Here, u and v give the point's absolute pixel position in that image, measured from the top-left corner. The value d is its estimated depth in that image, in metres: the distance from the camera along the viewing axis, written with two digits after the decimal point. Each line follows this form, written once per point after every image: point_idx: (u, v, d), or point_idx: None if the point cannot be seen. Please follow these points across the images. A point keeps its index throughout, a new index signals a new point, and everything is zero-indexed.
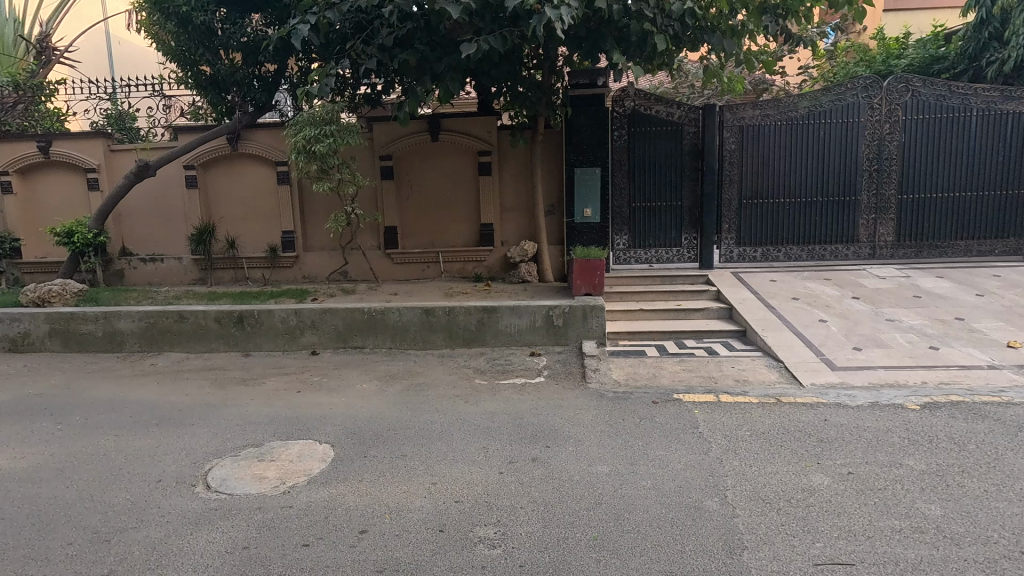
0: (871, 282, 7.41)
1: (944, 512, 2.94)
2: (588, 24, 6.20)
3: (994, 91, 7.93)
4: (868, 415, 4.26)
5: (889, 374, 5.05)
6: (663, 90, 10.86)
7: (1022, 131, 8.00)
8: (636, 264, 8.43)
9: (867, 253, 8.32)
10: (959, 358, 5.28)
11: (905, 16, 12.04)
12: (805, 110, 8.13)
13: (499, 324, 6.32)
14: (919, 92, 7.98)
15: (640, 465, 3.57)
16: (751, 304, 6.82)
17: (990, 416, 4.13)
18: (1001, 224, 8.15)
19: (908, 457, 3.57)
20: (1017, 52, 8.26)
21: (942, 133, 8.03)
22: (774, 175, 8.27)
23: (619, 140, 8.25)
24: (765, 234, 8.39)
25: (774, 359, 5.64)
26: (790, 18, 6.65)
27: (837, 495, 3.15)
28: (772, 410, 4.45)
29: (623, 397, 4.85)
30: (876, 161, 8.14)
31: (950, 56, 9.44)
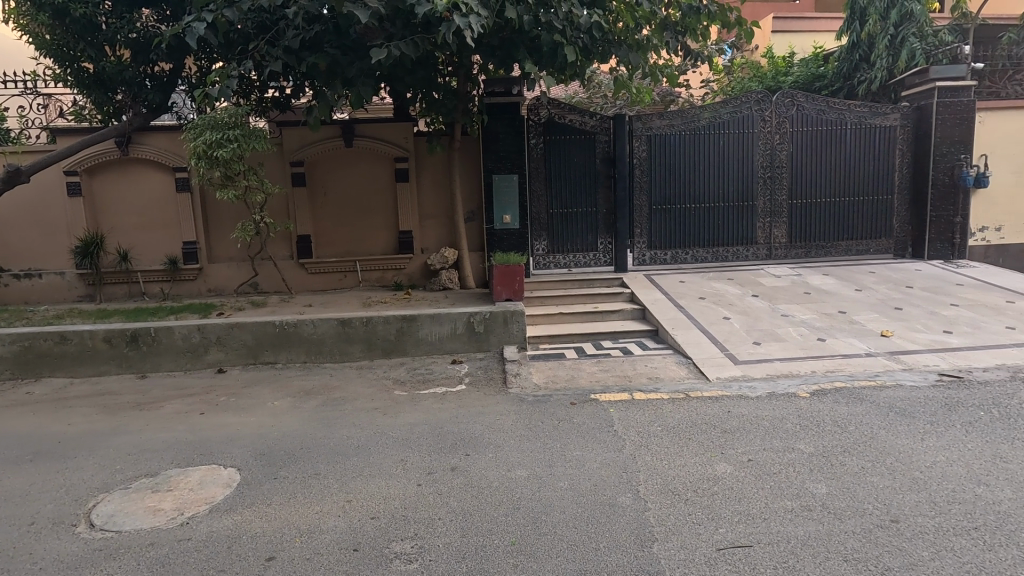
0: (768, 281, 8.02)
1: (828, 489, 3.23)
2: (500, 33, 6.30)
3: (865, 107, 8.80)
4: (766, 405, 4.59)
5: (784, 365, 5.48)
6: (577, 100, 11.24)
7: (889, 143, 8.90)
8: (556, 268, 8.64)
9: (764, 254, 8.99)
10: (843, 348, 5.83)
11: (791, 37, 13.10)
12: (706, 121, 8.69)
13: (419, 333, 6.23)
14: (802, 106, 8.75)
15: (557, 467, 3.65)
16: (662, 305, 7.17)
17: (867, 399, 4.59)
18: (876, 226, 9.05)
19: (800, 441, 3.89)
20: (881, 74, 9.32)
21: (824, 144, 8.83)
22: (680, 181, 8.76)
23: (536, 147, 8.44)
24: (674, 238, 8.86)
25: (683, 356, 5.95)
26: (689, 35, 7.04)
27: (738, 482, 3.37)
28: (681, 404, 4.69)
29: (543, 400, 4.94)
30: (769, 169, 8.83)
31: (828, 74, 10.57)
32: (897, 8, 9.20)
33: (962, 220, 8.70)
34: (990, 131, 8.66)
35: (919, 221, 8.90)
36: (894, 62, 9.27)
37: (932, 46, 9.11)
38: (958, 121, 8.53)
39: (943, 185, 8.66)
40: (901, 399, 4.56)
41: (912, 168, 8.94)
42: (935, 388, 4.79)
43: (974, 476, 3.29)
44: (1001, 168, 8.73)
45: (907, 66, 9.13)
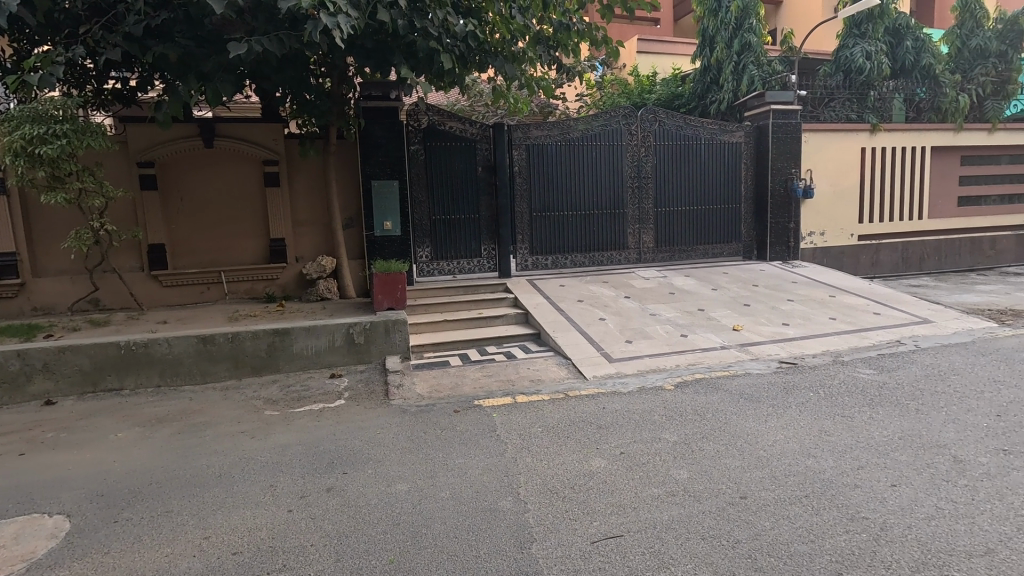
0: (639, 282, 8.62)
1: (689, 474, 3.51)
2: (375, 36, 6.14)
3: (716, 124, 9.79)
4: (637, 400, 4.90)
5: (652, 361, 5.91)
6: (459, 107, 11.36)
7: (737, 158, 9.96)
8: (440, 275, 8.62)
9: (635, 258, 9.66)
10: (702, 342, 6.42)
11: (653, 58, 14.27)
12: (580, 132, 9.14)
13: (293, 347, 5.85)
14: (663, 122, 9.53)
15: (439, 477, 3.59)
16: (543, 308, 7.39)
17: (721, 388, 5.09)
18: (728, 231, 10.09)
19: (666, 430, 4.20)
20: (727, 96, 10.52)
21: (683, 157, 9.67)
22: (558, 189, 9.14)
23: (416, 154, 8.38)
24: (554, 244, 9.22)
25: (563, 356, 6.18)
26: (561, 50, 7.29)
27: (610, 474, 3.56)
28: (561, 404, 4.86)
29: (426, 410, 4.85)
30: (637, 180, 9.51)
31: (686, 94, 11.76)
32: (739, 38, 10.43)
33: (794, 226, 9.99)
34: (813, 149, 10.03)
35: (761, 227, 10.07)
36: (738, 86, 10.46)
37: (766, 73, 10.35)
38: (789, 140, 9.79)
39: (779, 195, 9.89)
40: (749, 386, 5.10)
41: (755, 180, 10.09)
42: (775, 374, 5.43)
43: (806, 450, 3.76)
44: (823, 182, 10.14)
45: (748, 91, 10.29)
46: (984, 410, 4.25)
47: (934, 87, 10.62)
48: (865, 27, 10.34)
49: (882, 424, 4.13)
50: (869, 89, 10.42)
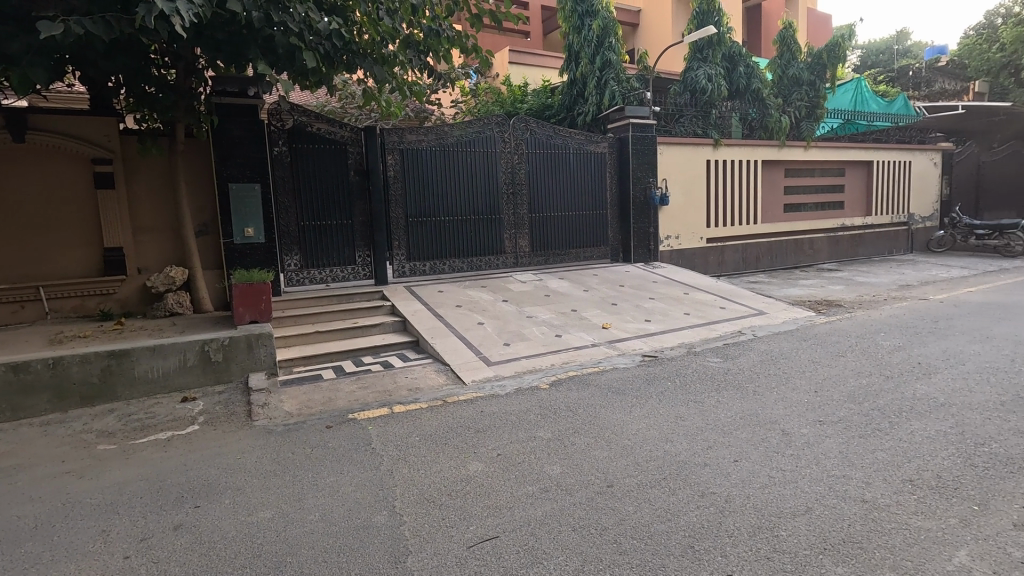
0: (516, 286, 8.85)
1: (561, 469, 3.65)
2: (226, 27, 5.63)
3: (582, 135, 10.35)
4: (513, 401, 5.00)
5: (528, 362, 6.08)
6: (329, 108, 10.91)
7: (603, 167, 10.62)
8: (311, 284, 8.17)
9: (512, 262, 9.89)
10: (574, 341, 6.74)
11: (524, 69, 14.82)
12: (455, 138, 9.19)
13: (134, 371, 5.18)
14: (534, 131, 9.89)
15: (307, 499, 3.37)
16: (422, 315, 7.29)
17: (591, 383, 5.38)
18: (596, 235, 10.71)
19: (540, 429, 4.33)
20: (592, 108, 11.25)
21: (554, 165, 10.11)
22: (435, 195, 9.10)
23: (280, 156, 7.89)
24: (431, 250, 9.16)
25: (442, 363, 6.14)
26: (432, 55, 7.16)
27: (487, 477, 3.58)
28: (439, 411, 4.82)
29: (293, 428, 4.54)
30: (512, 186, 9.76)
31: (555, 105, 12.36)
32: (600, 55, 11.09)
33: (654, 231, 10.88)
34: (668, 160, 11.00)
35: (625, 232, 10.83)
36: (601, 100, 11.18)
37: (625, 89, 11.10)
38: (647, 152, 10.65)
39: (640, 202, 10.71)
40: (616, 380, 5.44)
41: (618, 188, 10.83)
42: (639, 367, 5.85)
43: (664, 436, 4.09)
44: (677, 190, 11.17)
45: (610, 105, 11.00)
46: (805, 387, 4.93)
47: (762, 109, 12.17)
48: (706, 52, 11.55)
49: (726, 406, 4.62)
50: (711, 107, 11.68)
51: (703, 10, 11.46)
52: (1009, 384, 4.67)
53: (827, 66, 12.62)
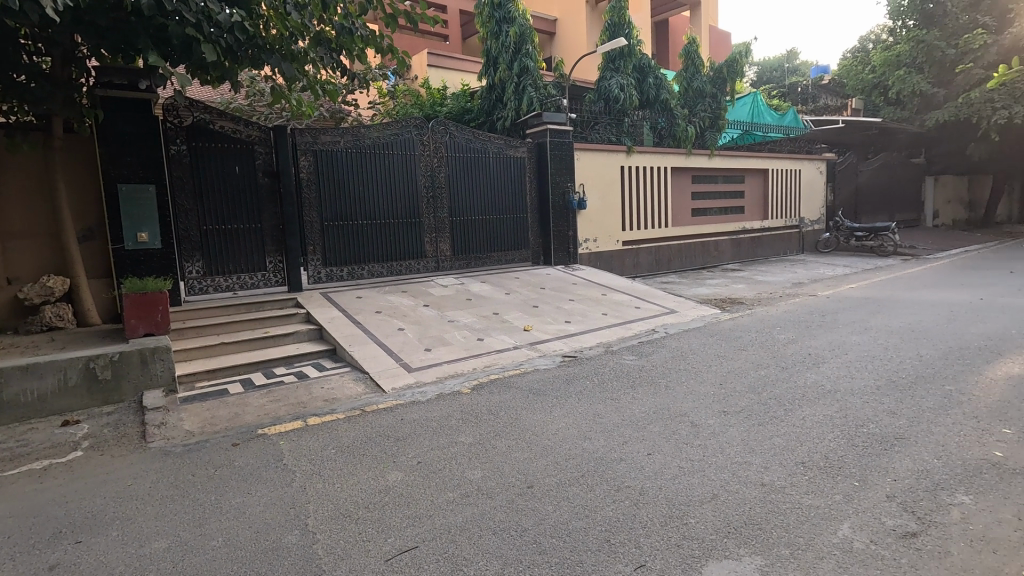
0: (437, 290, 8.76)
1: (482, 473, 3.64)
2: (110, 12, 5.12)
3: (502, 139, 10.44)
4: (434, 407, 4.93)
5: (450, 367, 6.03)
6: (235, 105, 10.31)
7: (522, 171, 10.77)
8: (216, 292, 7.65)
9: (433, 266, 9.77)
10: (496, 344, 6.76)
11: (443, 72, 14.76)
12: (371, 140, 8.98)
13: (3, 394, 4.60)
14: (454, 135, 9.85)
15: (210, 524, 3.13)
16: (339, 322, 7.02)
17: (513, 386, 5.41)
18: (517, 239, 10.82)
19: (462, 434, 4.30)
20: (511, 113, 11.41)
21: (474, 169, 10.12)
22: (351, 198, 8.83)
23: (178, 156, 7.34)
24: (348, 254, 8.88)
25: (360, 371, 5.94)
26: (346, 54, 6.88)
27: (407, 486, 3.50)
28: (356, 421, 4.65)
29: (195, 448, 4.21)
30: (432, 190, 9.66)
31: (474, 109, 12.42)
32: (518, 62, 11.24)
33: (573, 234, 11.16)
34: (584, 166, 11.33)
35: (546, 235, 11.03)
36: (519, 106, 11.35)
37: (542, 96, 11.30)
38: (564, 157, 10.92)
39: (559, 206, 10.95)
40: (537, 382, 5.51)
41: (538, 192, 11.01)
42: (559, 368, 5.97)
43: (582, 434, 4.19)
44: (593, 195, 11.54)
45: (528, 110, 11.19)
46: (711, 380, 5.24)
47: (670, 118, 12.87)
48: (618, 63, 12.04)
49: (640, 402, 4.81)
50: (624, 115, 12.18)
51: (615, 22, 11.94)
52: (882, 370, 5.22)
53: (727, 80, 13.55)
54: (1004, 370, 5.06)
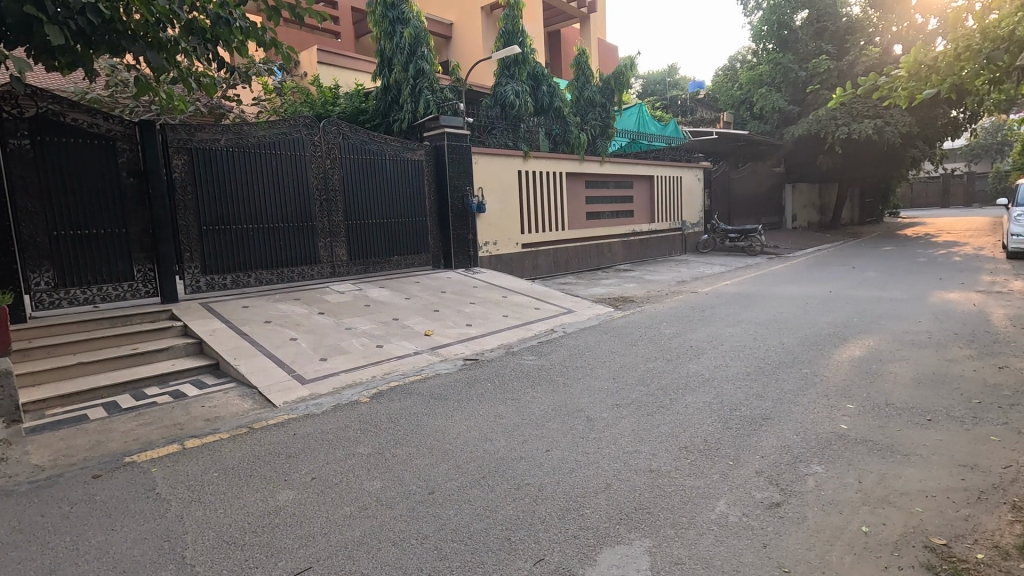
0: (333, 297, 8.39)
1: (381, 483, 3.53)
2: None
3: (398, 142, 10.24)
4: (329, 419, 4.71)
5: (347, 376, 5.80)
6: (92, 97, 9.22)
7: (420, 174, 10.64)
8: (71, 306, 6.77)
9: (328, 272, 9.35)
10: (396, 351, 6.61)
11: (334, 70, 14.22)
12: (255, 139, 8.44)
13: None
14: (347, 135, 9.50)
15: (65, 570, 2.75)
16: (222, 335, 6.49)
17: (413, 392, 5.32)
18: (417, 243, 10.66)
19: (359, 445, 4.15)
20: (407, 116, 11.24)
21: (370, 172, 9.84)
22: (233, 201, 8.24)
23: (19, 151, 6.41)
24: (232, 261, 8.27)
25: (247, 386, 5.54)
26: (223, 46, 6.28)
27: (300, 505, 3.31)
28: (242, 440, 4.33)
29: (45, 484, 3.69)
30: (325, 192, 9.25)
31: (369, 110, 12.10)
32: (413, 64, 11.06)
33: (473, 237, 11.19)
34: (483, 170, 11.44)
35: (445, 238, 10.98)
36: (416, 109, 11.22)
37: (439, 99, 11.21)
38: (462, 161, 10.94)
39: (458, 209, 10.93)
40: (439, 386, 5.47)
41: (437, 196, 10.93)
42: (461, 371, 5.97)
43: (484, 435, 4.22)
44: (492, 198, 11.67)
45: (425, 113, 11.09)
46: (605, 375, 5.50)
47: (564, 125, 13.37)
48: (513, 70, 12.30)
49: (539, 400, 4.93)
50: (520, 121, 12.46)
51: (509, 30, 12.17)
52: (752, 357, 5.79)
53: (615, 91, 14.32)
54: (848, 353, 5.81)
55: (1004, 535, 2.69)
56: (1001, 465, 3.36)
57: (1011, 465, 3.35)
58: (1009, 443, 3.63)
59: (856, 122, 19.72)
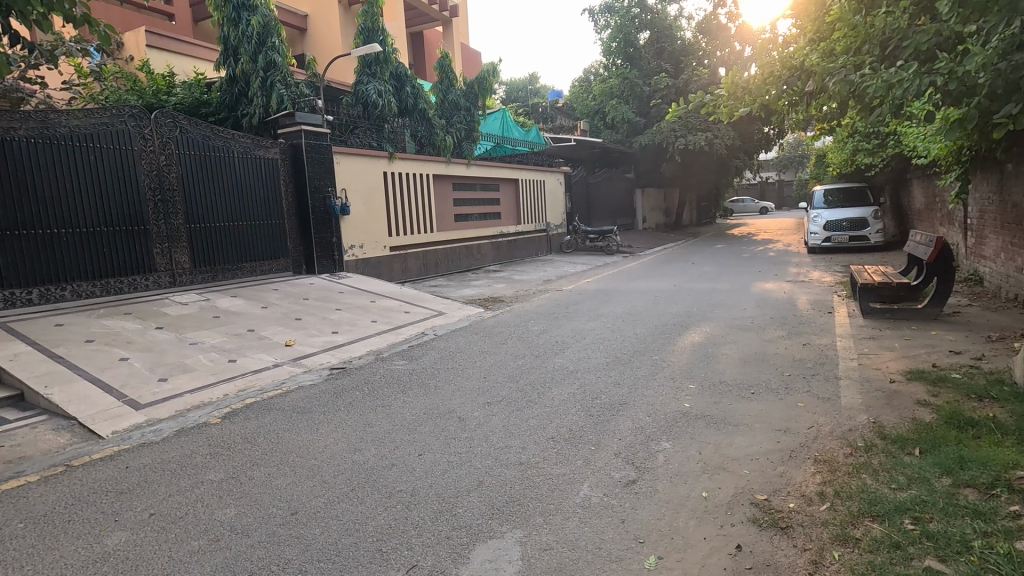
0: (174, 309, 7.48)
1: (236, 510, 3.22)
2: None
3: (248, 138, 9.44)
4: (171, 446, 4.19)
5: (193, 396, 5.21)
6: None
7: (274, 174, 9.90)
8: None
9: (167, 282, 8.32)
10: (252, 364, 6.09)
11: (168, 56, 12.71)
12: (66, 131, 7.27)
13: None
14: (186, 129, 8.56)
15: None
16: (27, 359, 5.47)
17: (273, 408, 4.94)
18: (273, 248, 9.89)
19: (209, 471, 3.75)
20: (258, 110, 10.40)
21: (215, 170, 8.96)
22: (37, 201, 7.01)
23: None
24: (39, 273, 7.02)
25: (64, 417, 4.73)
26: (17, 17, 5.18)
27: (135, 547, 2.90)
28: (58, 481, 3.69)
29: None
30: (160, 192, 8.23)
31: (213, 102, 11.01)
32: (263, 55, 10.28)
33: (337, 240, 10.65)
34: (345, 170, 10.96)
35: (306, 242, 10.32)
36: (267, 103, 10.41)
37: (294, 94, 10.58)
38: (322, 160, 10.38)
39: (319, 212, 10.34)
40: (302, 399, 5.14)
41: (295, 197, 10.25)
42: (326, 382, 5.66)
43: (352, 446, 4.05)
44: (356, 200, 11.24)
45: (278, 109, 10.34)
46: (476, 375, 5.57)
47: (429, 127, 13.31)
48: (374, 68, 11.97)
49: (411, 405, 4.85)
50: (383, 121, 12.17)
51: (369, 27, 11.81)
52: (610, 349, 6.24)
53: (478, 96, 14.52)
54: (690, 340, 6.50)
55: (809, 484, 3.19)
56: (806, 426, 3.98)
57: (813, 425, 3.99)
58: (812, 407, 4.31)
59: (691, 134, 22.18)
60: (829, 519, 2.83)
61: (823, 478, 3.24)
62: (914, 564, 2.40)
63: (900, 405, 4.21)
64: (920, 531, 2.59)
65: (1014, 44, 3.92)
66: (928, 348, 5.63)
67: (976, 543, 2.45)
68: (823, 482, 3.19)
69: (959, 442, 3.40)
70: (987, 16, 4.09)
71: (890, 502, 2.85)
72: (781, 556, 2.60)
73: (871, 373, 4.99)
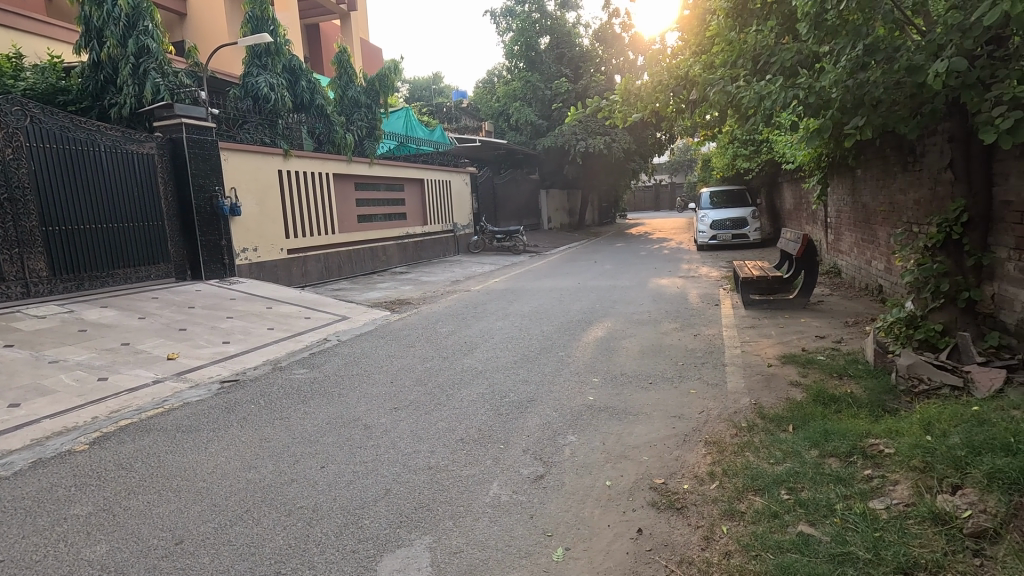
0: (28, 323, 6.56)
1: (108, 546, 2.88)
2: None
3: (116, 131, 8.48)
4: (26, 480, 3.66)
5: (53, 422, 4.59)
6: None
7: (149, 170, 8.97)
8: None
9: (18, 292, 7.29)
10: (127, 382, 5.47)
11: (15, 34, 11.14)
12: None
13: None
14: (38, 119, 7.54)
15: None
16: None
17: (153, 428, 4.48)
18: (151, 252, 8.96)
19: (75, 505, 3.32)
20: (129, 100, 9.38)
21: (76, 166, 7.97)
22: None
23: None
24: None
25: None
26: None
27: None
28: None
29: None
30: (6, 190, 7.17)
31: (72, 89, 9.76)
32: (133, 39, 9.30)
33: (226, 243, 9.88)
34: (234, 168, 10.20)
35: (190, 246, 9.47)
36: (141, 92, 9.44)
37: (173, 84, 9.69)
38: (206, 156, 9.56)
39: (205, 213, 9.53)
40: (188, 417, 4.71)
41: (175, 196, 9.35)
42: (216, 396, 5.23)
43: (246, 464, 3.77)
44: (247, 200, 10.49)
45: (153, 99, 9.40)
46: (382, 381, 5.40)
47: (327, 124, 12.73)
48: (264, 60, 11.33)
49: (313, 415, 4.62)
50: (277, 117, 11.48)
51: (257, 15, 11.06)
52: (518, 347, 6.33)
53: (380, 93, 14.11)
54: (594, 335, 6.75)
55: (700, 465, 3.44)
56: (697, 411, 4.27)
57: (704, 410, 4.29)
58: (702, 393, 4.64)
59: (591, 138, 23.14)
60: (717, 496, 3.06)
61: (713, 458, 3.50)
62: (790, 530, 2.66)
63: (776, 386, 4.66)
64: (794, 500, 2.88)
65: (860, 64, 4.40)
66: (798, 333, 6.28)
67: (839, 506, 2.75)
68: (713, 462, 3.45)
69: (824, 417, 3.81)
70: (838, 39, 4.67)
71: (769, 476, 3.13)
72: (677, 535, 2.77)
73: (753, 359, 5.47)
